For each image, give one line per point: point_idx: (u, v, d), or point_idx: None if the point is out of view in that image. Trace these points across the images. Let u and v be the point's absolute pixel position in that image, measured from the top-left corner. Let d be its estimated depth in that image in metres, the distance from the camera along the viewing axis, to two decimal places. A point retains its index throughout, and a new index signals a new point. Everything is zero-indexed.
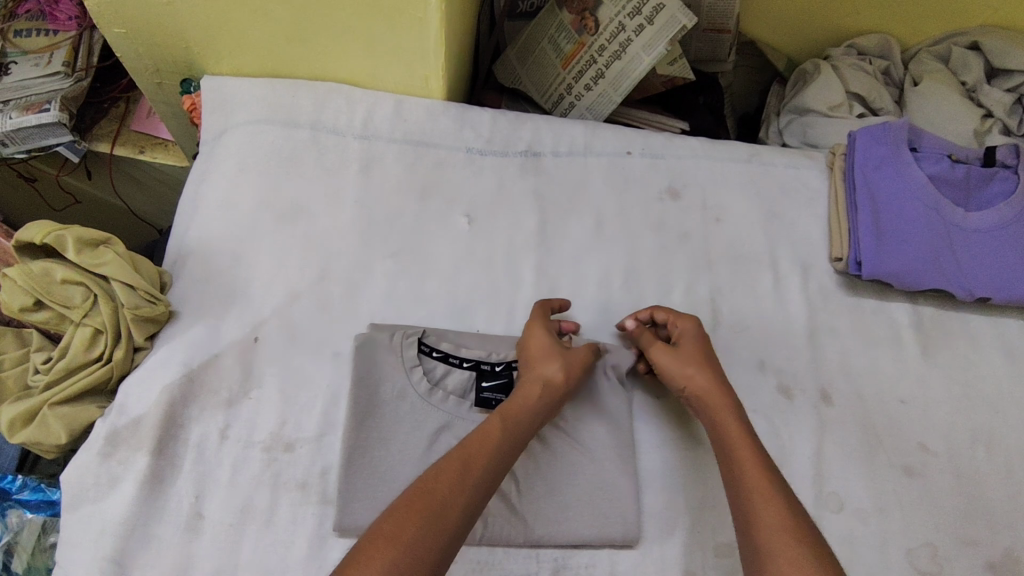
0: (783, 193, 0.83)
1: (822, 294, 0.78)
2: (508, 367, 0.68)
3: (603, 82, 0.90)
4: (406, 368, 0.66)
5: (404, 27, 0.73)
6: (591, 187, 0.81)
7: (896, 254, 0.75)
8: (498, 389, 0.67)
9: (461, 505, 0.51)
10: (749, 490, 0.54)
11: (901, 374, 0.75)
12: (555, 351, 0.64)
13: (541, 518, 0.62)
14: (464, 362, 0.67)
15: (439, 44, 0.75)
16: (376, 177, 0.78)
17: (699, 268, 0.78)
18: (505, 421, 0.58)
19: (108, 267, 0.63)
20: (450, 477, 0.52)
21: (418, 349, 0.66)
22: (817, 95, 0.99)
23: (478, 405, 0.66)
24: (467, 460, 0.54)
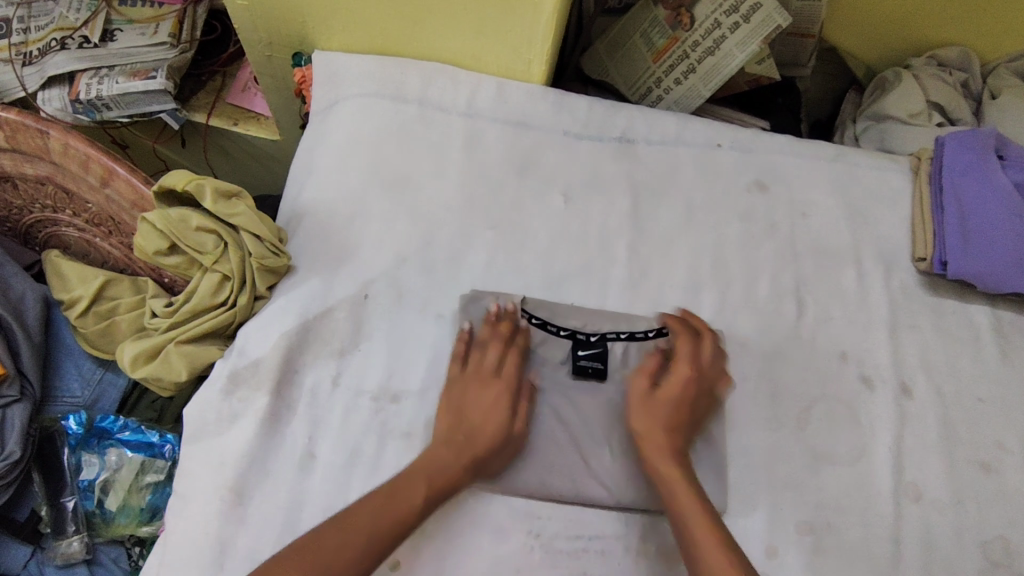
0: (868, 192, 0.85)
1: (904, 292, 0.80)
2: (603, 337, 0.71)
3: (693, 77, 0.94)
4: (508, 331, 0.70)
5: (518, 12, 0.76)
6: (682, 175, 0.83)
7: (981, 256, 0.77)
8: (594, 357, 0.70)
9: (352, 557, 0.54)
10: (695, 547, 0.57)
11: (979, 373, 0.77)
12: (497, 400, 0.65)
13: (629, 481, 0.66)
14: (561, 330, 0.71)
15: (549, 30, 0.78)
16: (478, 152, 0.81)
17: (784, 259, 0.80)
18: (433, 477, 0.60)
19: (242, 218, 0.67)
20: (353, 533, 0.55)
21: (520, 314, 0.70)
22: (897, 102, 1.02)
23: (574, 372, 0.69)
24: (405, 490, 0.58)
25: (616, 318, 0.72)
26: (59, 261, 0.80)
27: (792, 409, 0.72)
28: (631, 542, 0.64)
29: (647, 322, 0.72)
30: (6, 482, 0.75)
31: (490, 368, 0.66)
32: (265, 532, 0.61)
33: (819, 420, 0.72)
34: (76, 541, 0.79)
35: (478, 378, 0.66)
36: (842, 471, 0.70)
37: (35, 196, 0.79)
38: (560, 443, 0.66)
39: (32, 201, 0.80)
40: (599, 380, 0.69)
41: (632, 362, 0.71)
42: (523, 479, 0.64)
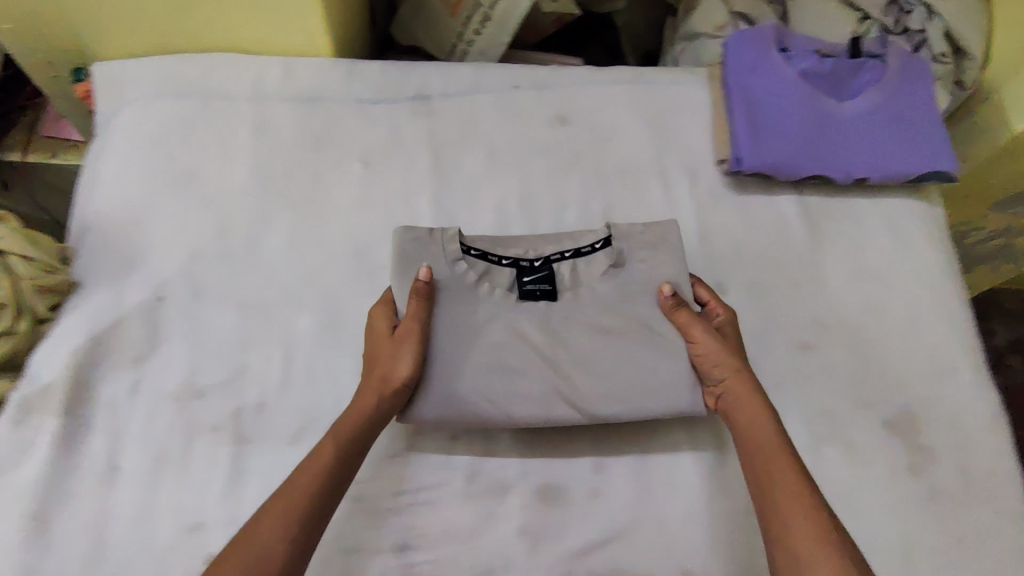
0: (668, 106, 0.86)
1: (712, 196, 0.82)
2: (548, 261, 0.70)
3: (490, 25, 0.92)
4: (450, 261, 0.68)
5: None
6: (483, 122, 0.83)
7: (772, 147, 0.79)
8: (541, 280, 0.69)
9: (280, 547, 0.52)
10: (776, 497, 0.56)
11: (791, 259, 0.79)
12: (391, 343, 0.63)
13: (602, 398, 0.63)
14: (503, 259, 0.70)
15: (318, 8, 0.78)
16: (268, 134, 0.80)
17: (592, 185, 0.81)
18: (339, 439, 0.59)
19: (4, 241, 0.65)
20: (274, 519, 0.53)
21: (459, 245, 0.68)
22: (703, 19, 1.04)
23: (523, 298, 0.68)
24: (314, 455, 0.58)
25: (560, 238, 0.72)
26: None
27: None
28: (456, 486, 0.64)
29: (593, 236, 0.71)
30: None
31: (383, 332, 0.65)
32: (73, 552, 0.59)
33: None
34: None
35: (376, 343, 0.65)
36: None
37: None
38: (523, 370, 0.63)
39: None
40: (549, 300, 0.68)
41: (584, 277, 0.70)
42: (469, 402, 0.63)
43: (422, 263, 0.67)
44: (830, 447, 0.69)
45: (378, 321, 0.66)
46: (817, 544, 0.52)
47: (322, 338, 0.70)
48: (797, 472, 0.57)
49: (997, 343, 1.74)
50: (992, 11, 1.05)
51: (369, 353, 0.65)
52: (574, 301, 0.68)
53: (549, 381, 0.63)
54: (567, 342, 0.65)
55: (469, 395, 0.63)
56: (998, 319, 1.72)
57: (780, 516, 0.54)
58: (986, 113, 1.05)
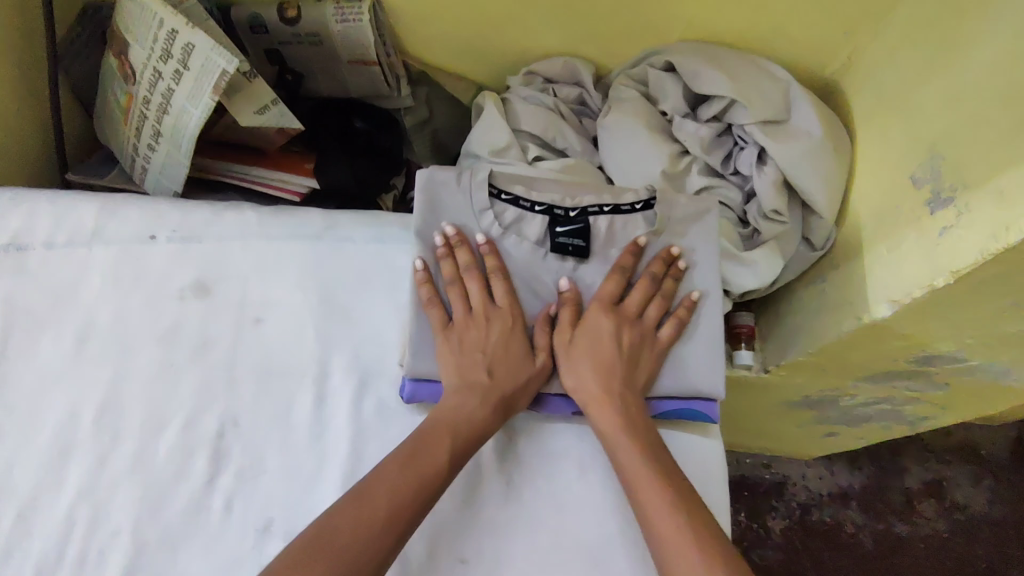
0: (355, 277, 0.65)
1: (380, 415, 0.59)
2: (584, 213, 0.65)
3: (163, 141, 0.71)
4: (476, 211, 0.63)
5: None
6: (86, 289, 0.62)
7: None
8: (574, 233, 0.64)
9: (383, 548, 0.48)
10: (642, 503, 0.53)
11: (470, 518, 0.58)
12: (519, 358, 0.60)
13: None
14: (537, 206, 0.64)
15: None
16: None
17: (211, 390, 0.59)
18: (453, 448, 0.54)
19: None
20: (375, 525, 0.48)
21: (488, 190, 0.63)
22: (480, 137, 0.83)
23: (554, 252, 0.64)
24: (425, 449, 0.54)
25: (598, 190, 0.66)
26: None
27: None
28: None
29: (634, 196, 0.66)
30: None
31: (507, 314, 0.61)
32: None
33: None
34: None
35: (479, 331, 0.60)
36: None
37: None
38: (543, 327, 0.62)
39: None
40: (579, 260, 0.64)
41: (619, 236, 0.65)
42: None
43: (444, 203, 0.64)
44: None
45: (502, 291, 0.61)
46: (681, 543, 0.50)
47: None
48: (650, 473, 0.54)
49: (906, 482, 1.30)
50: (855, 155, 0.80)
51: (478, 335, 0.60)
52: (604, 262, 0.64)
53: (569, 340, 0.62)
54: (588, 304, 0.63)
55: None
56: (908, 450, 1.32)
57: (653, 526, 0.52)
58: (838, 279, 0.80)
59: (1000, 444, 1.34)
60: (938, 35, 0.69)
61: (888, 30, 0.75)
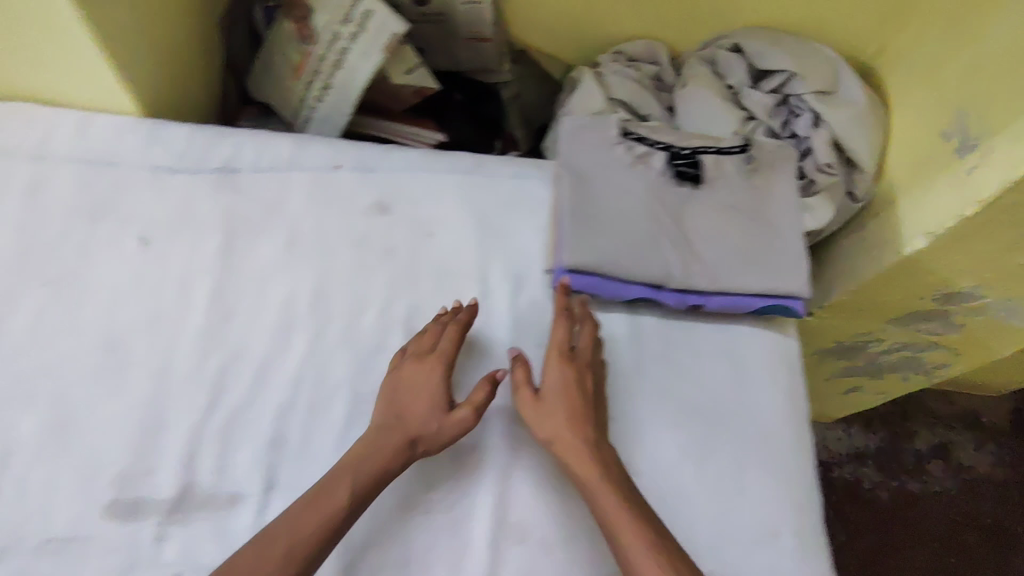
0: (503, 203, 0.79)
1: (535, 309, 0.73)
2: (695, 153, 0.76)
3: (331, 94, 0.86)
4: (609, 145, 0.74)
5: (56, 41, 0.68)
6: (289, 204, 0.75)
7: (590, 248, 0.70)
8: (689, 166, 0.75)
9: (300, 565, 0.55)
10: (615, 538, 0.58)
11: (611, 387, 0.71)
12: (437, 412, 0.63)
13: (724, 271, 0.72)
14: (657, 145, 0.75)
15: (107, 63, 0.71)
16: (43, 200, 0.72)
17: (399, 285, 0.73)
18: (356, 480, 0.59)
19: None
20: (262, 566, 0.54)
21: (619, 130, 0.74)
22: (580, 104, 0.98)
23: (674, 179, 0.74)
24: (294, 533, 0.56)
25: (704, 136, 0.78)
26: None
27: None
28: None
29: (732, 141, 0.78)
30: None
31: (437, 361, 0.66)
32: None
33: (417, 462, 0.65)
34: None
35: (416, 371, 0.65)
36: (434, 519, 0.62)
37: None
38: (662, 238, 0.72)
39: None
40: (694, 185, 0.74)
41: (723, 171, 0.76)
42: (617, 266, 0.70)
43: (578, 139, 0.75)
44: None
45: (450, 340, 0.67)
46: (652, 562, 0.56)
47: (50, 444, 0.61)
48: (625, 510, 0.59)
49: (918, 445, 1.44)
50: (891, 124, 0.97)
51: (410, 385, 0.65)
52: (711, 187, 0.75)
53: (681, 249, 0.72)
54: (695, 220, 0.74)
55: (601, 254, 0.70)
56: (918, 418, 1.47)
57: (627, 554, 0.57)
58: (879, 227, 0.96)
59: (1001, 413, 1.50)
60: (962, 18, 0.85)
61: (914, 22, 0.92)
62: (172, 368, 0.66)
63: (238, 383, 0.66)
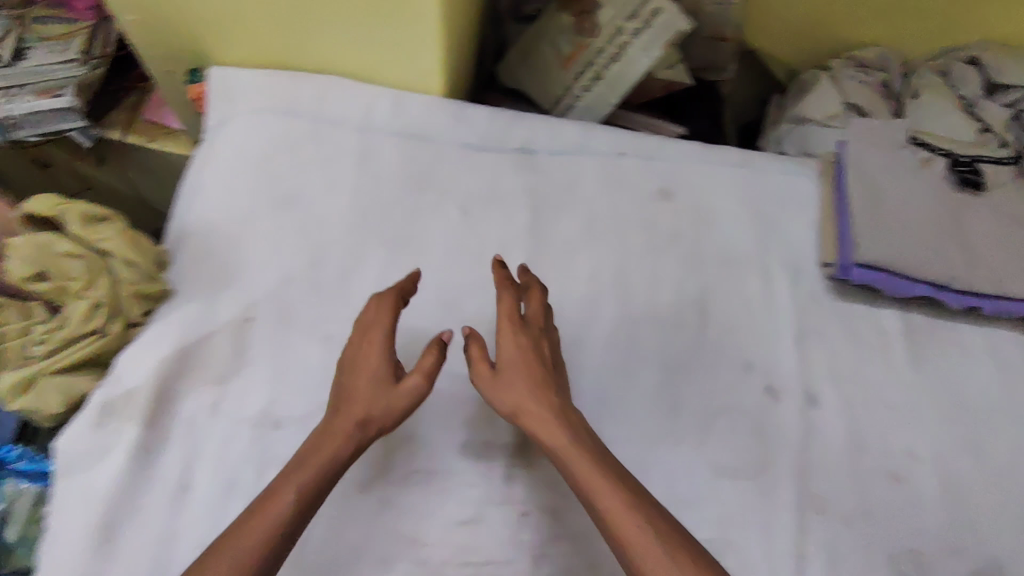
0: (775, 198, 0.84)
1: (812, 300, 0.80)
2: (975, 161, 0.84)
3: (600, 84, 0.91)
4: (899, 148, 0.82)
5: (404, 21, 0.75)
6: (584, 186, 0.81)
7: (887, 245, 0.76)
8: (970, 172, 0.83)
9: (283, 537, 0.52)
10: (609, 521, 0.52)
11: (889, 380, 0.77)
12: (384, 390, 0.59)
13: (1010, 278, 0.76)
14: (939, 151, 0.84)
15: (439, 44, 0.78)
16: (373, 169, 0.80)
17: (689, 268, 0.79)
18: (303, 483, 0.54)
19: (116, 244, 0.67)
20: (234, 539, 0.50)
21: (908, 135, 0.84)
22: (814, 104, 1.01)
23: (954, 181, 0.83)
24: (258, 510, 0.52)
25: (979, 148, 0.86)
26: None
27: (691, 423, 0.72)
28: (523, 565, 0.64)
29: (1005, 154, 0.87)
30: None
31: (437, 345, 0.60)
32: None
33: (722, 432, 0.72)
34: None
35: (366, 348, 0.61)
36: (745, 485, 0.70)
37: None
38: (949, 241, 0.77)
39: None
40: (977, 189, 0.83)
41: (1002, 180, 0.83)
42: (909, 263, 0.76)
43: (870, 143, 0.82)
44: None
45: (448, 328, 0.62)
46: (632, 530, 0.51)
47: None
48: (596, 471, 0.54)
49: None
50: None
51: (347, 360, 0.62)
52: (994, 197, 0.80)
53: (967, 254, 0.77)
54: (980, 227, 0.78)
55: (896, 251, 0.76)
56: None
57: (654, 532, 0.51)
58: None
59: None
60: None
61: None
62: None
63: (560, 347, 0.73)
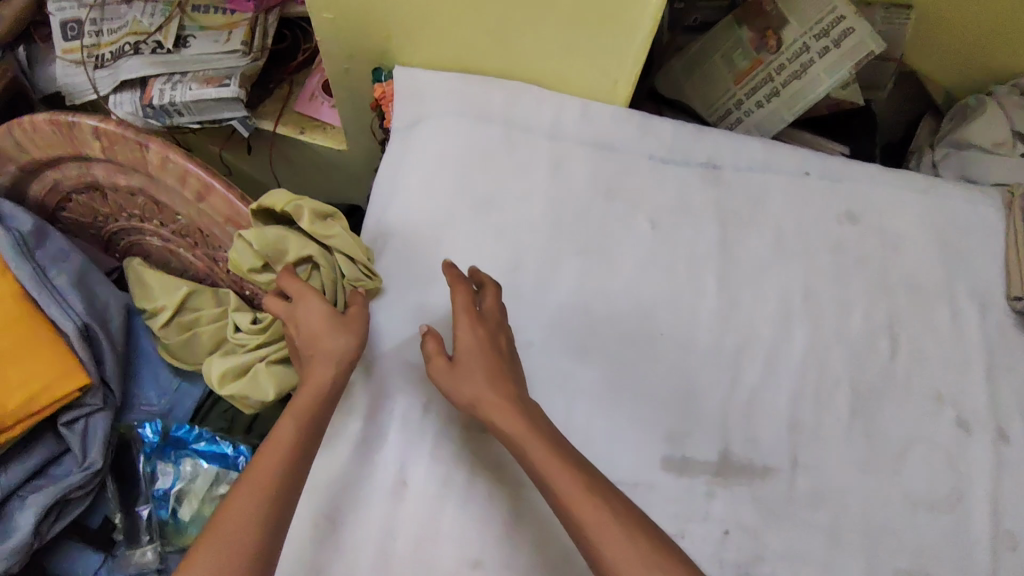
0: (959, 226, 0.82)
1: (1000, 332, 0.78)
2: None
3: (777, 100, 0.91)
4: None
5: (612, 30, 0.76)
6: (770, 205, 0.81)
7: None
8: None
9: (276, 493, 0.53)
10: (562, 501, 0.50)
11: None
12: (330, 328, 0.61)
13: None
14: None
15: (641, 53, 0.78)
16: (564, 177, 0.80)
17: (876, 293, 0.78)
18: (294, 433, 0.56)
19: (339, 240, 0.68)
20: (243, 494, 0.52)
21: None
22: (980, 130, 0.99)
23: None
24: (252, 468, 0.54)
25: None
26: (142, 271, 0.82)
27: (884, 451, 0.71)
28: None
29: None
30: (86, 488, 0.76)
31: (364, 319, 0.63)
32: None
33: (916, 463, 0.71)
34: (149, 551, 0.80)
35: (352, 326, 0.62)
36: (939, 516, 0.69)
37: (121, 207, 0.79)
38: None
39: (81, 183, 0.77)
40: None
41: None
42: None
43: None
44: None
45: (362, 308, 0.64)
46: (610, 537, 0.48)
47: (608, 397, 0.70)
48: (555, 459, 0.52)
49: None
50: None
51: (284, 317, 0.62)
52: None
53: None
54: None
55: None
56: None
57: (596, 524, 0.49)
58: None
59: None
60: None
61: None
62: (695, 342, 0.74)
63: (753, 365, 0.73)
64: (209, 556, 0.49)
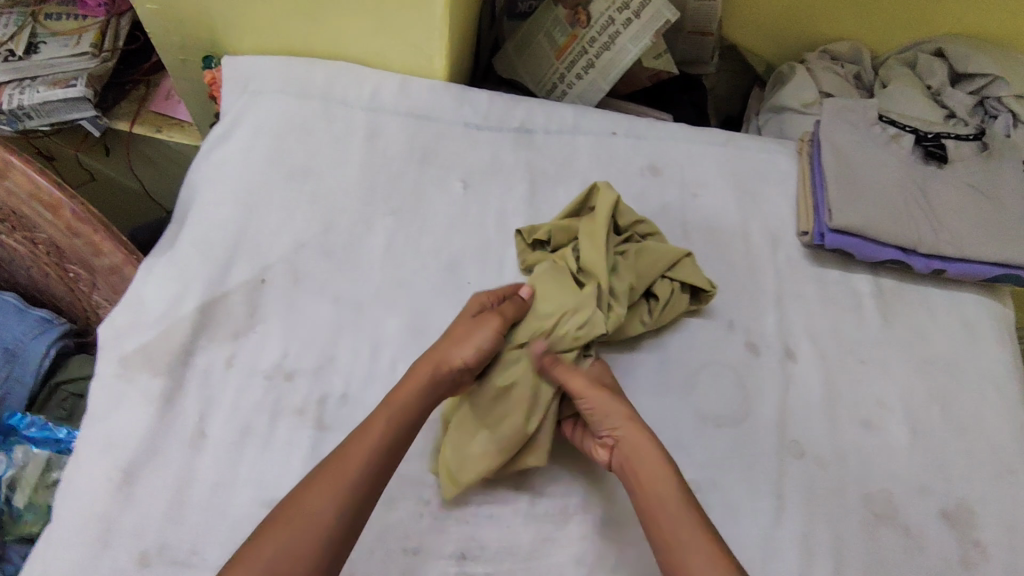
0: (754, 173, 0.90)
1: (790, 265, 0.84)
2: (939, 136, 0.88)
3: (593, 71, 0.98)
4: (867, 125, 0.88)
5: (411, 7, 0.79)
6: (578, 162, 0.87)
7: (858, 208, 0.81)
8: (937, 145, 0.87)
9: (371, 475, 0.57)
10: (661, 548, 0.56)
11: (863, 336, 0.81)
12: (469, 335, 0.65)
13: (969, 241, 0.81)
14: (907, 129, 0.88)
15: (444, 25, 0.81)
16: (380, 144, 0.84)
17: (676, 235, 0.83)
18: (395, 412, 0.61)
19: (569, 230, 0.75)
20: (315, 494, 0.54)
21: (879, 116, 0.88)
22: (792, 93, 1.07)
23: (922, 155, 0.87)
24: (354, 440, 0.58)
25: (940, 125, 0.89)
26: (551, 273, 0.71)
27: (679, 374, 0.75)
28: (520, 506, 0.66)
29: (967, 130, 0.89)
30: None
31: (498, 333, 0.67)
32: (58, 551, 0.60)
33: (707, 385, 0.75)
34: None
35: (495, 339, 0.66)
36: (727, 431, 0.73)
37: None
38: (913, 210, 0.82)
39: None
40: (942, 163, 0.86)
41: (965, 155, 0.87)
42: (882, 226, 0.81)
43: (846, 121, 0.88)
44: (884, 527, 0.71)
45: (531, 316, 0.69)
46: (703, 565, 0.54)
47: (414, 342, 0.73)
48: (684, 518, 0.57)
49: None
50: None
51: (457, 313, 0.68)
52: (958, 170, 0.86)
53: (929, 220, 0.82)
54: (935, 196, 0.83)
55: (867, 220, 0.80)
56: None
57: (663, 533, 0.57)
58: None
59: None
60: None
61: None
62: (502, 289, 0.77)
63: None
64: (307, 510, 0.53)
